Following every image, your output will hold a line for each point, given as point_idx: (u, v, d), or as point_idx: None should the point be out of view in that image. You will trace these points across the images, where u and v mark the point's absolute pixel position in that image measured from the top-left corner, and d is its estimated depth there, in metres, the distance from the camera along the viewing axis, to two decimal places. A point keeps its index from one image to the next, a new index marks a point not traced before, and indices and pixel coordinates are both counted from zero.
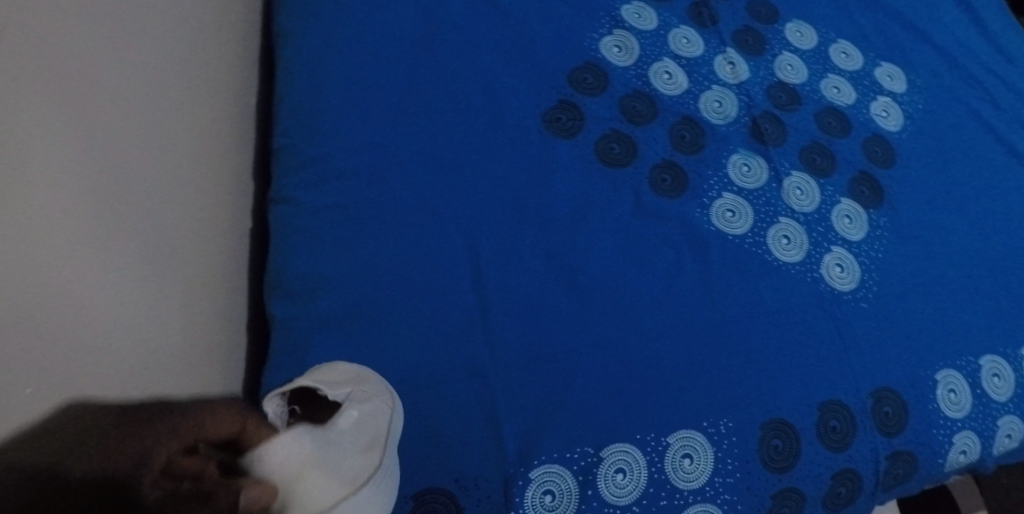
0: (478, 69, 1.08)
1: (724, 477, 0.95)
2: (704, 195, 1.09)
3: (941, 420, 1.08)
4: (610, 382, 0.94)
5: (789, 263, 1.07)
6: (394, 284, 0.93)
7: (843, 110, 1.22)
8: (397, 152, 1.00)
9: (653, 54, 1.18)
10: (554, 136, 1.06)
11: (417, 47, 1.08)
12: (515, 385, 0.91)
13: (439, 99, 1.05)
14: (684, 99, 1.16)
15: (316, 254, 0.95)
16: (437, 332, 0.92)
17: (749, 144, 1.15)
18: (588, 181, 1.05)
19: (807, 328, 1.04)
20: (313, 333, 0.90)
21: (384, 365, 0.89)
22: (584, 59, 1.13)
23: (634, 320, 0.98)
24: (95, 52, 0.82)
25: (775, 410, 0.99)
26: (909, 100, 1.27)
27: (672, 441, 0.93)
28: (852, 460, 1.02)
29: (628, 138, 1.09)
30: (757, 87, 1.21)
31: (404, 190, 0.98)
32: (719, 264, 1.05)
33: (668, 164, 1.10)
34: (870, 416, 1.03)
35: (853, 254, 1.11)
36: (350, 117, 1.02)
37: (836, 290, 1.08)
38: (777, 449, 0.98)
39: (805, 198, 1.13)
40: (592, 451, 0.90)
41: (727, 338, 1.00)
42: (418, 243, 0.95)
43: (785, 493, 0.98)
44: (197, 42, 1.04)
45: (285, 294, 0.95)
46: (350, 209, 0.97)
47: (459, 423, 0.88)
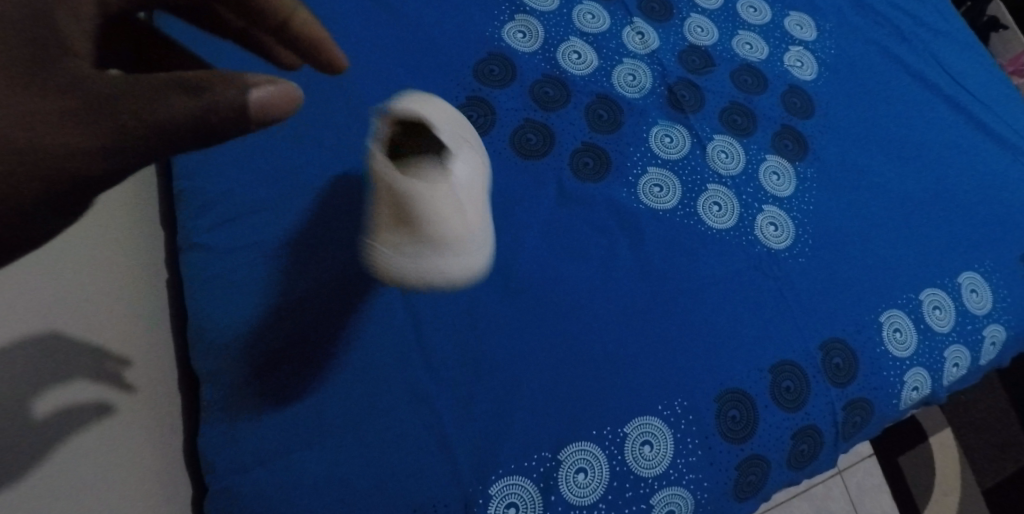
0: (379, 77, 1.05)
1: (686, 457, 0.94)
2: (629, 173, 1.07)
3: (890, 361, 1.07)
4: (556, 383, 0.94)
5: (722, 230, 1.07)
6: (322, 319, 0.92)
7: (757, 66, 1.21)
8: (307, 177, 0.98)
9: (559, 34, 1.14)
10: (466, 135, 1.05)
11: (311, 62, 1.04)
12: (462, 401, 0.91)
13: (342, 117, 1.02)
14: (596, 77, 1.13)
15: (236, 300, 0.92)
16: (376, 362, 0.91)
17: (668, 113, 1.13)
18: (508, 179, 1.03)
19: (747, 293, 1.04)
20: (246, 382, 0.89)
21: (323, 404, 0.89)
22: (487, 50, 1.10)
23: (572, 315, 0.97)
24: None
25: (727, 381, 0.98)
26: (821, 47, 1.27)
27: (630, 431, 0.93)
28: (810, 416, 1.01)
29: (544, 126, 1.07)
30: (669, 54, 1.18)
31: (320, 219, 0.96)
32: (653, 241, 1.04)
33: (589, 146, 1.07)
34: (821, 370, 1.03)
35: (785, 211, 1.10)
36: (251, 146, 0.98)
37: (772, 250, 1.07)
38: (735, 420, 0.97)
39: (730, 161, 1.12)
40: (550, 454, 0.90)
41: (669, 318, 1.00)
42: (341, 273, 0.94)
43: (749, 461, 0.97)
44: None
45: (207, 348, 0.91)
46: (267, 247, 0.94)
47: (410, 450, 0.88)
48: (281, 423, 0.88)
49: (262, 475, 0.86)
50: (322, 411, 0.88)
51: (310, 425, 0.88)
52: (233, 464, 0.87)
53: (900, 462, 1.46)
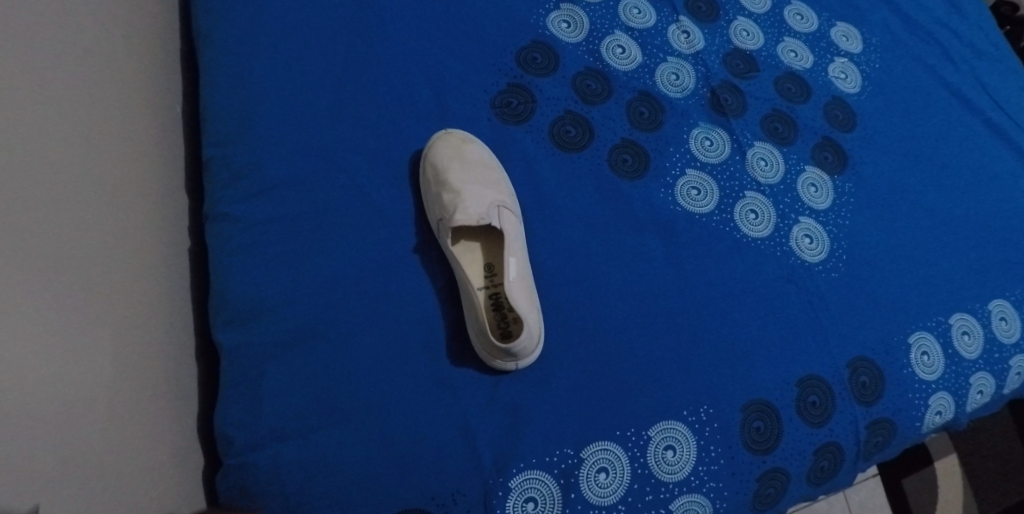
0: (421, 57, 1.03)
1: (708, 465, 0.93)
2: (667, 174, 1.05)
3: (916, 384, 1.05)
4: (582, 380, 0.92)
5: (758, 238, 1.05)
6: (349, 299, 0.90)
7: (801, 75, 1.19)
8: (343, 153, 0.96)
9: (604, 27, 1.12)
10: (505, 122, 1.03)
11: (351, 36, 1.02)
12: (485, 392, 0.90)
13: (381, 95, 1.00)
14: (639, 74, 1.11)
15: (265, 273, 0.91)
16: (400, 346, 0.90)
17: (709, 116, 1.11)
18: (545, 171, 1.02)
19: (778, 305, 1.02)
20: (266, 358, 0.88)
21: (345, 386, 0.87)
22: (531, 38, 1.08)
23: (600, 314, 0.96)
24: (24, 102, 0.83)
25: (753, 391, 0.97)
26: (866, 60, 1.24)
27: (653, 434, 0.92)
28: (834, 434, 0.99)
29: (585, 119, 1.05)
30: (714, 56, 1.17)
31: (353, 197, 0.95)
32: (687, 244, 1.02)
33: (629, 143, 1.05)
34: (848, 388, 1.01)
35: (821, 224, 1.09)
36: (288, 118, 0.96)
37: (806, 262, 1.06)
38: (759, 431, 0.96)
39: (770, 169, 1.10)
40: (572, 452, 0.89)
41: (697, 323, 0.98)
42: (371, 255, 0.93)
43: (770, 474, 0.96)
44: (102, 53, 0.96)
45: (232, 319, 0.90)
46: (299, 221, 0.93)
47: (430, 437, 0.87)
48: (303, 400, 0.86)
49: (279, 451, 0.85)
50: (344, 392, 0.87)
51: (332, 405, 0.87)
52: (250, 439, 0.85)
53: (904, 484, 1.42)
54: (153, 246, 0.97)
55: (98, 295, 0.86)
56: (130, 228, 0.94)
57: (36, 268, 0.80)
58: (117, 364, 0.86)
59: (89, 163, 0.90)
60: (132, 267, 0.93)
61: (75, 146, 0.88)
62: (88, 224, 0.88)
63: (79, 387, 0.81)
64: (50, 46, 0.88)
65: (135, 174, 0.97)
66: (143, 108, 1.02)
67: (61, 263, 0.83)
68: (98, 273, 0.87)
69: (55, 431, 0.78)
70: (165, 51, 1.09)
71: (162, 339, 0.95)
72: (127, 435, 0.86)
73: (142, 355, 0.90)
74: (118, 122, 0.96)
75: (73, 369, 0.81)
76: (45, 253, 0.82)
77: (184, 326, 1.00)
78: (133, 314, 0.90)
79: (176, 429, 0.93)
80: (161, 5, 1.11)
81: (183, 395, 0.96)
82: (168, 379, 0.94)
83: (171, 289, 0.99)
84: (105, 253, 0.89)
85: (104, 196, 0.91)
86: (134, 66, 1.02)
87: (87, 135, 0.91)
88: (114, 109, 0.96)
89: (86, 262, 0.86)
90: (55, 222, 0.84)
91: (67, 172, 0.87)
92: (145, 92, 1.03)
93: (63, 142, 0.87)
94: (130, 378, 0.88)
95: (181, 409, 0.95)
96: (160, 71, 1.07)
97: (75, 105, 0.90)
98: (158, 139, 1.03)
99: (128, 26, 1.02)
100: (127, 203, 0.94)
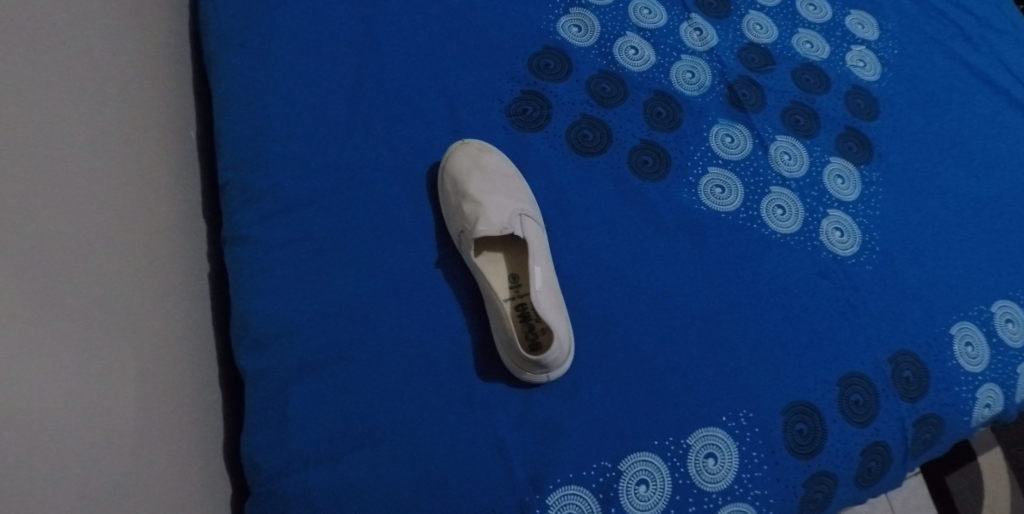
0: (432, 69, 1.02)
1: (752, 472, 0.89)
2: (689, 173, 1.03)
3: (961, 376, 1.00)
4: (615, 389, 0.90)
5: (787, 234, 1.02)
6: (372, 317, 0.88)
7: (819, 65, 1.16)
8: (359, 170, 0.95)
9: (615, 29, 1.10)
10: (521, 130, 1.01)
11: (361, 53, 1.01)
12: (517, 407, 0.87)
13: (394, 110, 0.99)
14: (654, 74, 1.09)
15: (285, 295, 0.89)
16: (427, 364, 0.87)
17: (728, 112, 1.09)
18: (565, 177, 1.00)
19: (813, 302, 0.99)
20: (291, 382, 0.86)
21: (372, 407, 0.85)
22: (543, 44, 1.06)
23: (630, 320, 0.93)
24: (46, 132, 0.83)
25: (793, 392, 0.93)
26: (883, 46, 1.21)
27: (693, 442, 0.88)
28: (880, 433, 0.96)
29: (602, 122, 1.03)
30: (729, 52, 1.14)
31: (371, 213, 0.93)
32: (714, 244, 0.99)
33: (648, 144, 1.03)
34: (891, 384, 0.97)
35: (851, 216, 1.05)
36: (302, 138, 0.95)
37: (838, 256, 1.02)
38: (802, 434, 0.92)
39: (794, 163, 1.07)
40: (610, 465, 0.86)
41: (731, 324, 0.95)
42: (392, 272, 0.90)
43: (817, 478, 0.92)
44: (115, 81, 0.96)
45: (256, 344, 0.88)
46: (318, 241, 0.91)
47: (463, 456, 0.84)
48: (331, 423, 0.84)
49: (309, 477, 0.82)
50: (371, 414, 0.84)
51: (360, 427, 0.84)
52: (278, 466, 0.83)
53: (947, 479, 1.36)
54: (172, 273, 0.95)
55: (119, 323, 0.84)
56: (149, 255, 0.92)
57: (56, 297, 0.78)
58: (140, 393, 0.84)
59: (104, 191, 0.88)
60: (153, 294, 0.91)
61: (90, 174, 0.87)
62: (106, 251, 0.86)
63: (108, 417, 0.80)
64: (65, 74, 0.88)
65: (151, 201, 0.96)
66: (156, 135, 1.00)
67: (81, 291, 0.81)
68: (118, 300, 0.85)
69: (80, 463, 0.76)
70: (175, 78, 1.09)
71: (185, 369, 0.93)
72: (153, 466, 0.84)
73: (167, 385, 0.89)
74: (132, 149, 0.95)
75: (103, 398, 0.80)
76: (64, 281, 0.80)
77: (207, 355, 0.98)
78: (158, 343, 0.89)
79: (202, 460, 0.91)
80: (170, 33, 1.11)
81: (208, 425, 0.94)
82: (193, 409, 0.92)
83: (192, 317, 0.97)
84: (125, 279, 0.87)
85: (125, 225, 0.90)
86: (146, 93, 1.01)
87: (101, 162, 0.89)
88: (129, 137, 0.95)
89: (111, 290, 0.85)
90: (74, 250, 0.82)
91: (82, 199, 0.85)
92: (158, 119, 1.02)
93: (82, 172, 0.86)
94: (154, 408, 0.86)
95: (206, 440, 0.93)
96: (172, 98, 1.06)
97: (88, 131, 0.89)
98: (172, 166, 1.02)
99: (140, 56, 1.02)
100: (145, 230, 0.93)
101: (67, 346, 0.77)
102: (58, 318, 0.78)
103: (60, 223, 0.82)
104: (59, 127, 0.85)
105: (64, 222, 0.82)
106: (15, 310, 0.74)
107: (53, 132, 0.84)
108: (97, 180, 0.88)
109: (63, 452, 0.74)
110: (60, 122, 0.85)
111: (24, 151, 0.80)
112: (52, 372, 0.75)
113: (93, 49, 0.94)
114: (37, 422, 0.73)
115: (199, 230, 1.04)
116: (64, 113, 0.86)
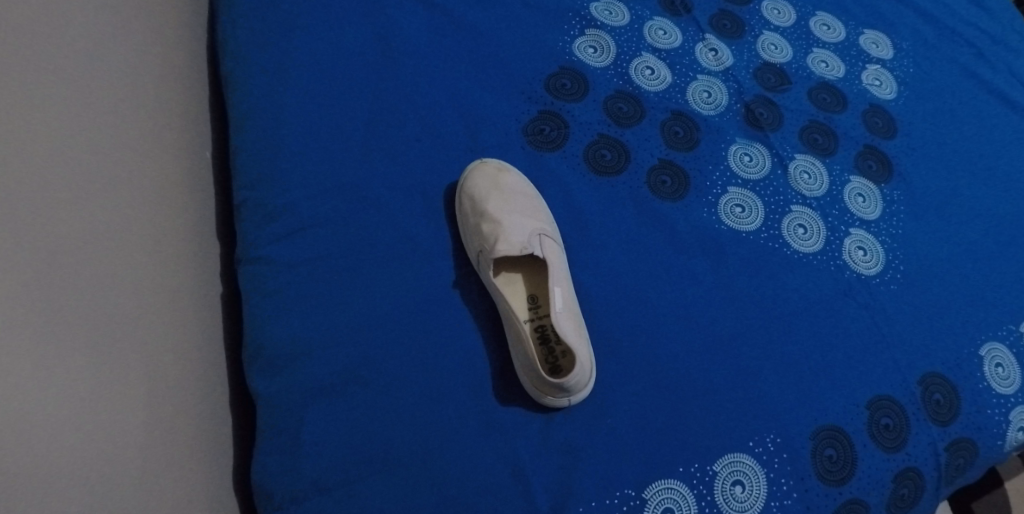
0: (448, 90, 1.01)
1: (781, 500, 0.87)
2: (709, 192, 1.01)
3: (993, 398, 0.97)
4: (638, 414, 0.87)
5: (809, 253, 1.00)
6: (387, 340, 0.86)
7: (835, 84, 1.14)
8: (374, 191, 0.93)
9: (631, 49, 1.10)
10: (538, 150, 1.01)
11: (376, 75, 1.00)
12: (538, 431, 0.85)
13: (410, 132, 0.98)
14: (670, 94, 1.08)
15: (299, 317, 0.87)
16: (444, 388, 0.85)
17: (745, 131, 1.07)
18: (583, 197, 0.99)
19: (839, 322, 0.96)
20: (304, 405, 0.83)
21: (387, 432, 0.82)
22: (559, 65, 1.06)
23: (651, 342, 0.91)
24: (65, 155, 0.83)
25: (821, 416, 0.90)
26: (899, 65, 1.18)
27: (719, 469, 0.86)
28: (912, 458, 0.92)
29: (619, 142, 1.02)
30: (744, 71, 1.13)
31: (386, 234, 0.91)
32: (736, 264, 0.97)
33: (666, 163, 1.02)
34: (921, 407, 0.94)
35: (874, 234, 1.03)
36: (316, 159, 0.94)
37: (862, 276, 1.00)
38: (832, 460, 0.89)
39: (814, 182, 1.05)
40: (634, 493, 0.84)
41: (755, 345, 0.93)
42: (408, 293, 0.89)
43: (848, 505, 0.89)
44: (133, 104, 0.95)
45: (269, 368, 0.86)
46: (332, 262, 0.89)
47: (482, 484, 0.82)
48: (345, 449, 0.82)
49: (322, 505, 0.80)
50: (387, 440, 0.82)
51: (376, 453, 0.82)
52: (292, 492, 0.81)
53: (974, 510, 1.29)
54: (186, 296, 0.94)
55: (130, 346, 0.83)
56: (163, 277, 0.91)
57: (60, 320, 0.77)
58: (152, 418, 0.83)
59: (118, 212, 0.88)
60: (166, 316, 0.89)
61: (105, 196, 0.86)
62: (119, 273, 0.85)
63: (120, 439, 0.78)
64: (84, 96, 0.88)
65: (165, 224, 0.95)
66: (170, 157, 0.99)
67: (90, 314, 0.80)
68: (130, 323, 0.84)
69: (89, 489, 0.74)
70: (192, 102, 1.08)
71: (198, 393, 0.91)
72: (164, 494, 0.82)
73: (181, 410, 0.87)
74: (147, 170, 0.94)
75: (115, 420, 0.78)
76: (81, 306, 0.79)
77: (219, 380, 0.96)
78: (171, 366, 0.87)
79: (215, 487, 0.89)
80: (186, 55, 1.10)
81: (221, 451, 0.92)
82: (206, 435, 0.90)
83: (205, 341, 0.95)
84: (137, 302, 0.86)
85: (140, 246, 0.89)
86: (162, 116, 1.00)
87: (117, 183, 0.89)
88: (144, 160, 0.94)
89: (126, 311, 0.84)
90: (82, 270, 0.81)
91: (95, 221, 0.84)
92: (174, 142, 1.01)
93: (100, 194, 0.86)
94: (164, 434, 0.84)
95: (217, 467, 0.91)
96: (187, 121, 1.06)
97: (104, 153, 0.88)
98: (188, 188, 1.01)
99: (157, 79, 1.02)
100: (161, 254, 0.92)
101: (75, 370, 0.76)
102: (62, 342, 0.76)
103: (70, 246, 0.80)
104: (76, 150, 0.84)
105: (70, 244, 0.81)
106: (15, 334, 0.72)
107: (66, 154, 0.83)
108: (114, 201, 0.87)
109: (70, 479, 0.73)
110: (73, 143, 0.84)
111: (33, 172, 0.78)
112: (54, 397, 0.74)
113: (110, 72, 0.93)
114: (42, 450, 0.71)
115: (212, 251, 1.02)
116: (76, 134, 0.85)
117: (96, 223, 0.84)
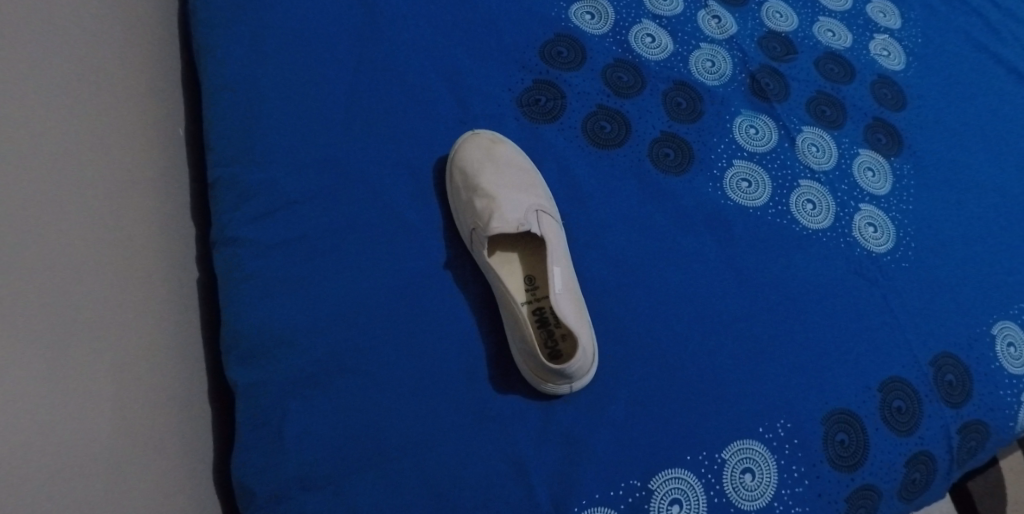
0: (436, 60, 0.95)
1: (792, 488, 0.83)
2: (714, 166, 0.97)
3: (1006, 379, 0.93)
4: (643, 400, 0.83)
5: (818, 230, 0.95)
6: (375, 325, 0.81)
7: (842, 54, 1.09)
8: (361, 166, 0.88)
9: (630, 16, 1.04)
10: (534, 121, 0.95)
11: (361, 44, 0.94)
12: (537, 420, 0.81)
13: (397, 104, 0.92)
14: (672, 63, 1.02)
15: (280, 302, 0.81)
16: (437, 376, 0.80)
17: (750, 102, 1.02)
18: (582, 173, 0.94)
19: (849, 302, 0.92)
20: (287, 395, 0.78)
21: (377, 423, 0.77)
22: (554, 32, 1.00)
23: (654, 324, 0.87)
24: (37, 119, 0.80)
25: (832, 400, 0.86)
26: (906, 35, 1.13)
27: (728, 457, 0.82)
28: (924, 441, 0.88)
29: (619, 113, 0.97)
30: (749, 40, 1.07)
31: (374, 211, 0.86)
32: (743, 241, 0.93)
33: (668, 135, 0.97)
34: (934, 388, 0.90)
35: (884, 210, 0.98)
36: (296, 133, 0.88)
37: (873, 253, 0.95)
38: (844, 445, 0.85)
39: (822, 155, 1.00)
40: (639, 483, 0.80)
41: (762, 327, 0.89)
42: (398, 274, 0.84)
43: (861, 492, 0.85)
44: (96, 72, 0.90)
45: (247, 356, 0.80)
46: (315, 242, 0.84)
47: (478, 475, 0.77)
48: (331, 441, 0.77)
49: (307, 501, 0.75)
50: (376, 431, 0.77)
51: (366, 446, 0.77)
52: (275, 487, 0.76)
53: (971, 489, 1.15)
54: (161, 280, 0.88)
55: (98, 328, 0.78)
56: (133, 262, 0.86)
57: (21, 303, 0.72)
58: (120, 412, 0.78)
59: (81, 195, 0.82)
60: (137, 304, 0.84)
61: (73, 165, 0.82)
62: (92, 254, 0.81)
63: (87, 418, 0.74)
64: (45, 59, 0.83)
65: (136, 205, 0.89)
66: (141, 133, 0.94)
67: (54, 295, 0.75)
68: (95, 312, 0.79)
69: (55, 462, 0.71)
70: (164, 73, 1.02)
71: (175, 380, 0.86)
72: (134, 487, 0.77)
73: (155, 400, 0.82)
74: (112, 148, 0.88)
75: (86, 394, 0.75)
76: (55, 277, 0.76)
77: (196, 367, 0.90)
78: (140, 353, 0.82)
79: (193, 481, 0.84)
80: (156, 24, 1.04)
81: (199, 442, 0.87)
82: (184, 427, 0.85)
83: (182, 328, 0.90)
84: (104, 289, 0.81)
85: (106, 222, 0.84)
86: (130, 89, 0.94)
87: (80, 153, 0.84)
88: (110, 138, 0.88)
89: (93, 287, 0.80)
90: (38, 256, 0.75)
91: (58, 199, 0.79)
92: (143, 118, 0.95)
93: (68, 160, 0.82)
94: (135, 423, 0.79)
95: (197, 459, 0.86)
96: (159, 94, 0.99)
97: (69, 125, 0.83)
98: (161, 167, 0.95)
99: (124, 49, 0.96)
100: (129, 237, 0.87)
101: (42, 349, 0.73)
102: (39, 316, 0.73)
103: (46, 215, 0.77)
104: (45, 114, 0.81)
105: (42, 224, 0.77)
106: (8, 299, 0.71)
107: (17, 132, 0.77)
108: (81, 172, 0.83)
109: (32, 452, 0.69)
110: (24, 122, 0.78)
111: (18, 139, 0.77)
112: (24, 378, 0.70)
113: (72, 43, 0.88)
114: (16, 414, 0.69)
115: (187, 232, 0.96)
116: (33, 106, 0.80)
117: (69, 194, 0.81)
